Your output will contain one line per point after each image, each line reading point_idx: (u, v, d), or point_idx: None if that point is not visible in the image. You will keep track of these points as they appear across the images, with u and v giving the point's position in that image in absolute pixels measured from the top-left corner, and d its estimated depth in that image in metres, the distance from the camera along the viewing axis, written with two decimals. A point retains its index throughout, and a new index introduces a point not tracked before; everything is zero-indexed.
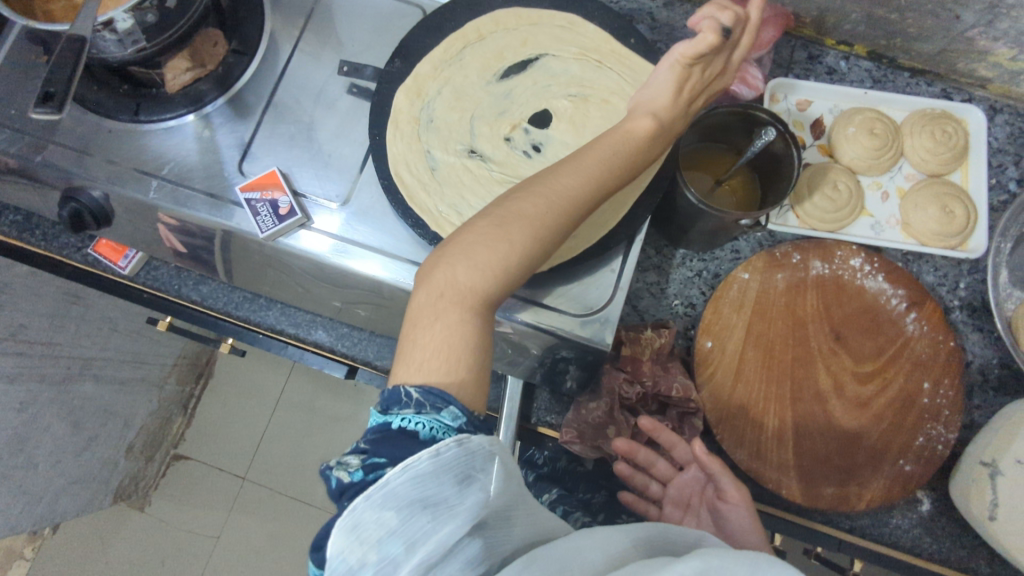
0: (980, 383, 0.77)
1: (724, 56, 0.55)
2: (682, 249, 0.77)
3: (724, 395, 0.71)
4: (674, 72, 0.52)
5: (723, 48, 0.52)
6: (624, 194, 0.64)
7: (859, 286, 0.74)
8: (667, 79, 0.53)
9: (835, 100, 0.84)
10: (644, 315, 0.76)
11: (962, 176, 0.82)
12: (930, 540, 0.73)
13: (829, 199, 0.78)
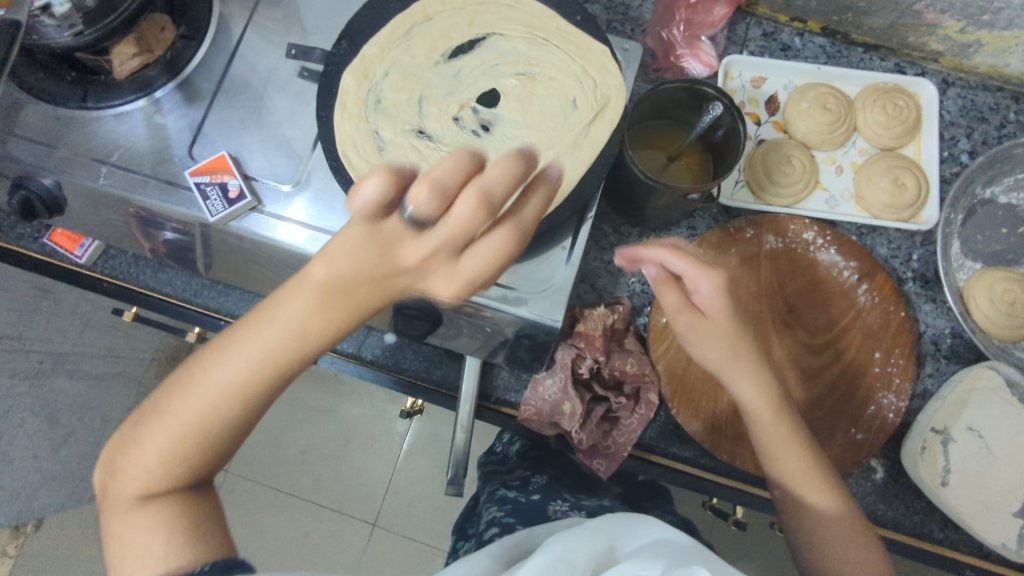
0: (933, 352, 0.78)
1: (455, 245, 0.40)
2: (638, 228, 0.79)
3: (679, 369, 0.72)
4: (434, 249, 0.41)
5: (453, 189, 0.39)
6: (573, 170, 0.64)
7: (812, 259, 0.76)
8: (361, 241, 0.42)
9: (789, 76, 0.85)
10: (602, 292, 0.77)
11: (915, 149, 0.83)
12: (885, 507, 0.75)
13: (782, 174, 0.79)
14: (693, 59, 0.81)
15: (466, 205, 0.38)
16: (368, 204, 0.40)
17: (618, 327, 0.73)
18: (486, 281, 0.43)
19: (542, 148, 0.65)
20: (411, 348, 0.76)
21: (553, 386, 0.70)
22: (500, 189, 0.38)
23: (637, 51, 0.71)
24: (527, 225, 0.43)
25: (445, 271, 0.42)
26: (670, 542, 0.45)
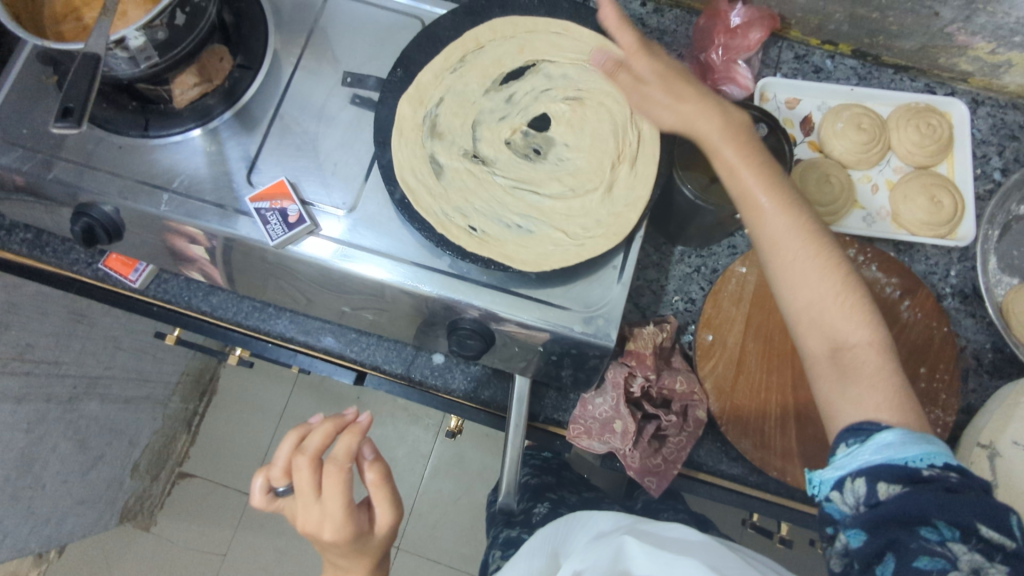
0: (974, 367, 0.79)
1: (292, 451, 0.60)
2: (680, 246, 0.80)
3: (727, 386, 0.73)
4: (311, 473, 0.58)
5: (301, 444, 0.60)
6: (625, 192, 0.65)
7: (854, 275, 0.77)
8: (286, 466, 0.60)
9: (822, 98, 0.87)
10: (646, 312, 0.79)
11: (948, 167, 0.85)
12: None
13: (821, 193, 0.80)
14: (730, 83, 0.83)
15: (312, 444, 0.58)
16: (258, 497, 0.62)
17: (665, 345, 0.74)
18: (337, 514, 0.57)
19: (593, 170, 0.66)
20: (459, 368, 0.77)
21: (604, 404, 0.70)
22: (316, 442, 0.58)
23: None
24: (340, 456, 0.58)
25: (321, 508, 0.57)
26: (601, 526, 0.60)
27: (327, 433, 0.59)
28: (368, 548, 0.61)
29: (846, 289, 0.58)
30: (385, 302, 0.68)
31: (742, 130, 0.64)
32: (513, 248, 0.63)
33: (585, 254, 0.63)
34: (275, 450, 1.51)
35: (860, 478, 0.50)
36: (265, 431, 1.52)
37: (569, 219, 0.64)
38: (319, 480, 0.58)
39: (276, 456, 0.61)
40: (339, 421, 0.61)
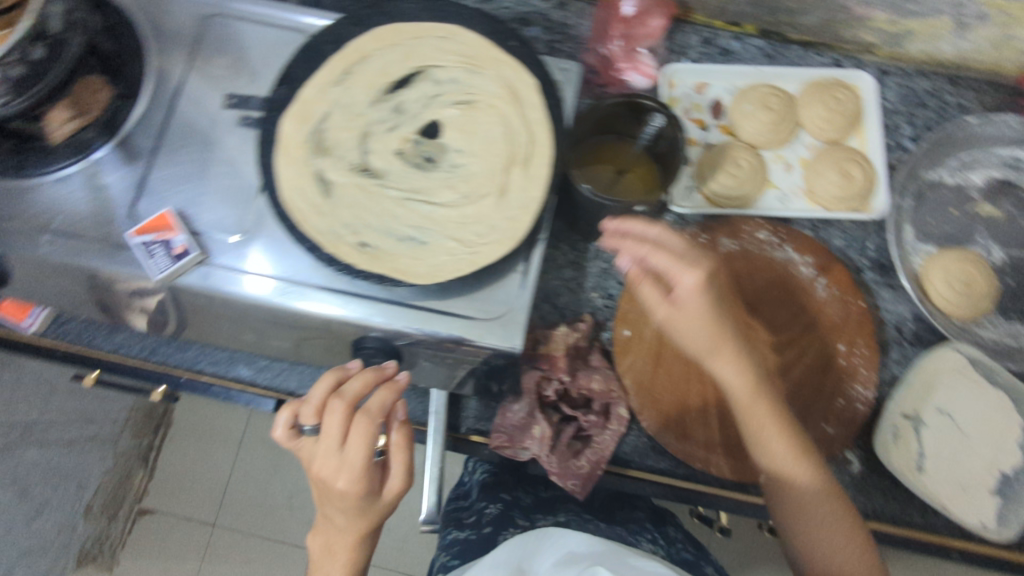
0: (896, 338, 0.79)
1: (326, 396, 0.59)
2: (594, 243, 0.80)
3: (646, 380, 0.73)
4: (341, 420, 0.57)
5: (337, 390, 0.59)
6: (520, 196, 0.64)
7: (767, 257, 0.77)
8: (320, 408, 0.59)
9: (731, 80, 0.86)
10: (564, 312, 0.77)
11: (860, 140, 0.85)
12: (864, 498, 0.75)
13: (731, 177, 0.80)
14: (634, 72, 0.83)
15: (351, 391, 0.58)
16: (280, 431, 0.59)
17: (580, 345, 0.74)
18: (359, 465, 0.56)
19: (486, 175, 0.65)
20: None
21: (518, 410, 0.71)
22: (354, 389, 0.58)
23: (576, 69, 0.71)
24: (374, 409, 0.58)
25: (343, 457, 0.57)
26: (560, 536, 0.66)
27: (365, 382, 0.59)
28: (372, 509, 0.60)
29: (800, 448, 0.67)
30: (287, 326, 0.66)
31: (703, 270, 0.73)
32: (407, 263, 0.62)
33: (479, 261, 0.62)
34: (234, 479, 1.43)
35: None
36: (224, 459, 1.44)
37: (463, 228, 0.63)
38: (347, 427, 0.57)
39: (308, 395, 0.59)
40: (379, 375, 0.60)
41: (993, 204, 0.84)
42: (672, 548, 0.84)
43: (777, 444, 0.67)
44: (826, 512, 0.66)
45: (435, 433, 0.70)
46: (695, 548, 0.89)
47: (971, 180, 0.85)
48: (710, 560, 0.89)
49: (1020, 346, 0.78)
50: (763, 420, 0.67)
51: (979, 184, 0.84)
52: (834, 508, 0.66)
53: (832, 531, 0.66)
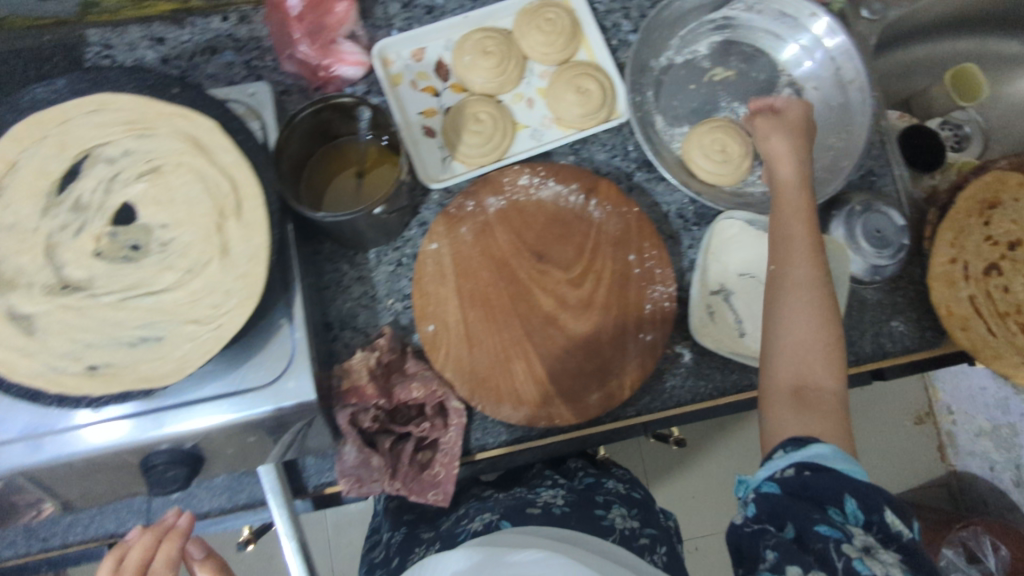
0: (683, 225, 0.82)
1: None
2: (371, 250, 0.77)
3: (466, 364, 0.72)
4: None
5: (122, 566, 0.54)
6: (242, 248, 0.59)
7: (536, 200, 0.76)
8: None
9: (445, 36, 0.83)
10: (366, 329, 0.75)
11: (586, 52, 0.84)
12: (703, 381, 0.79)
13: (476, 135, 0.78)
14: (340, 65, 0.77)
15: (131, 561, 0.54)
16: None
17: (387, 360, 0.71)
18: None
19: (200, 240, 0.59)
20: (202, 488, 0.71)
21: (352, 452, 0.67)
22: (137, 556, 0.55)
23: (264, 89, 0.67)
24: (162, 567, 0.54)
25: None
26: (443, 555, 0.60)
27: (146, 543, 0.55)
28: None
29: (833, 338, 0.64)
30: (61, 475, 0.60)
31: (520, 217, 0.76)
32: (148, 368, 0.56)
33: (226, 334, 0.57)
34: None
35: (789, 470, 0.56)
36: None
37: (196, 306, 0.57)
38: None
39: None
40: (164, 525, 0.57)
41: (723, 67, 0.87)
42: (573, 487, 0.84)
43: (809, 345, 0.63)
44: (821, 392, 0.62)
45: (280, 509, 0.66)
46: (592, 474, 0.90)
47: (697, 51, 0.88)
48: (609, 479, 0.89)
49: None
50: (816, 288, 0.65)
51: (704, 54, 0.87)
52: (825, 387, 0.62)
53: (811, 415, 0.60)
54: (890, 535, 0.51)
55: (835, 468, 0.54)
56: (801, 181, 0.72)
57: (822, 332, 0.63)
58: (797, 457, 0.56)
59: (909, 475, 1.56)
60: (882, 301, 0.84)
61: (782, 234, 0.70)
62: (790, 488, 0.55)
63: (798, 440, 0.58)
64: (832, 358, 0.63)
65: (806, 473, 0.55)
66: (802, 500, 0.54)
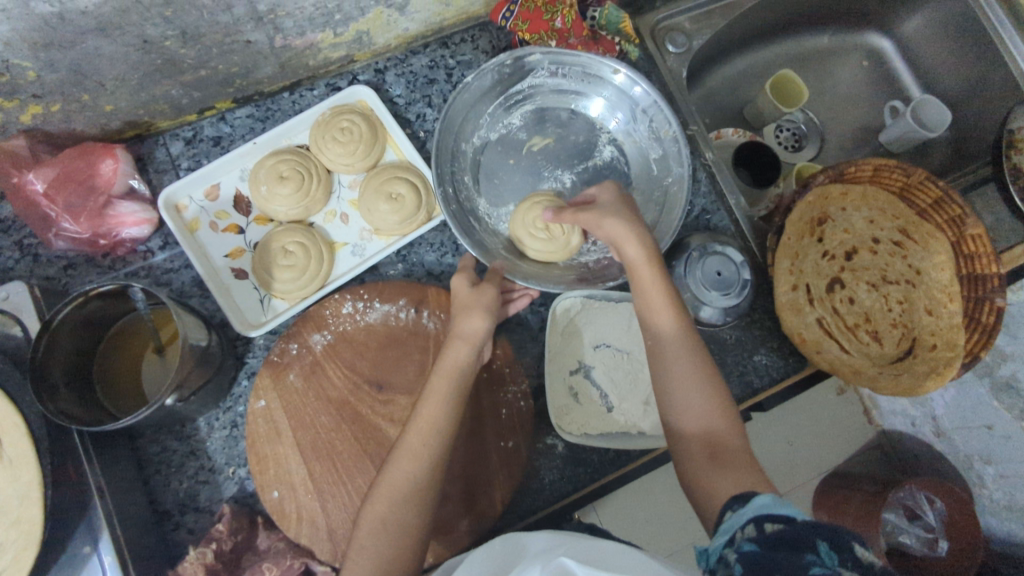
0: (529, 309, 0.79)
1: None
2: (199, 419, 0.70)
3: (321, 524, 0.66)
4: None
5: None
6: (8, 491, 0.51)
7: (364, 325, 0.72)
8: None
9: (238, 167, 0.77)
10: (210, 508, 0.69)
11: (393, 152, 0.81)
12: (583, 467, 0.75)
13: (288, 270, 0.73)
14: (120, 227, 0.71)
15: None
16: None
17: (230, 546, 0.64)
18: None
19: None
20: None
21: None
22: None
23: (20, 288, 0.60)
24: None
25: None
26: None
27: None
28: None
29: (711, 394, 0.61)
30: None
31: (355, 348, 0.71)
32: None
33: None
34: None
35: (750, 526, 0.46)
36: None
37: None
38: None
39: None
40: None
41: (540, 135, 0.85)
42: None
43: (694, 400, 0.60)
44: (727, 451, 0.57)
45: None
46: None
47: (511, 124, 0.85)
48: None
49: None
50: (690, 348, 0.62)
51: (517, 126, 0.85)
52: (732, 444, 0.57)
53: (736, 469, 0.55)
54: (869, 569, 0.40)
55: (795, 515, 0.44)
56: (647, 257, 0.66)
57: (711, 390, 0.60)
58: (752, 512, 0.47)
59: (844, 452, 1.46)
60: (740, 337, 0.84)
61: (650, 305, 0.65)
62: (764, 541, 0.44)
63: (742, 496, 0.50)
64: (725, 414, 0.59)
65: (771, 528, 0.44)
66: (781, 552, 0.42)
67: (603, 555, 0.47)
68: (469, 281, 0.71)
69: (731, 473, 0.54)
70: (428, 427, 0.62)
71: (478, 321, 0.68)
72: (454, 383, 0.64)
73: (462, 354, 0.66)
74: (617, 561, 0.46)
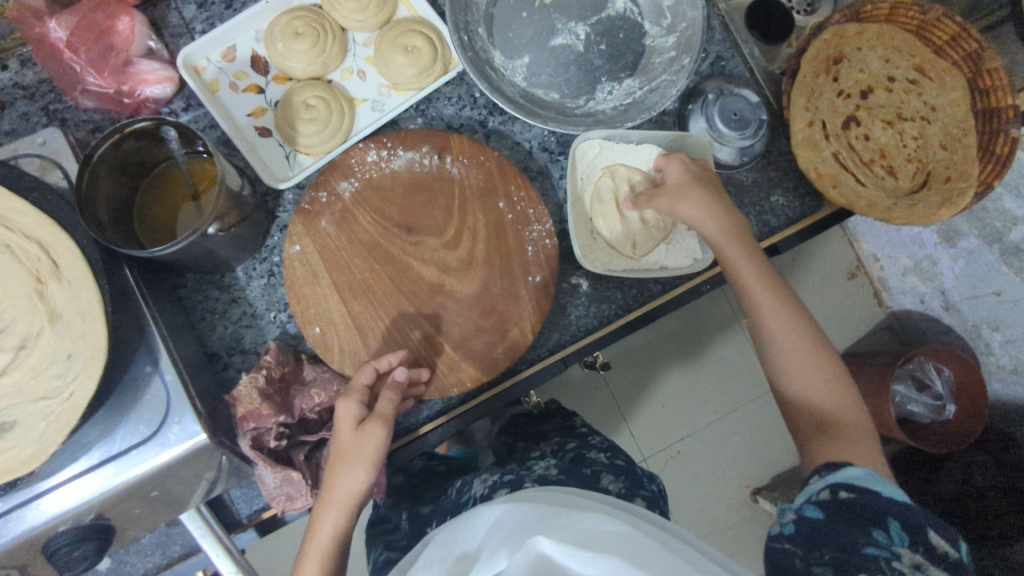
0: (549, 158, 0.81)
1: None
2: (238, 267, 0.73)
3: (364, 355, 0.70)
4: None
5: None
6: (70, 312, 0.54)
7: (390, 172, 0.74)
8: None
9: (253, 27, 0.78)
10: (256, 349, 0.73)
11: (406, 8, 0.81)
12: (605, 304, 0.79)
13: (311, 122, 0.74)
14: (142, 86, 0.72)
15: None
16: None
17: (279, 377, 0.69)
18: None
19: (25, 313, 0.54)
20: (131, 554, 0.69)
21: (270, 475, 0.66)
22: None
23: (55, 134, 0.61)
24: None
25: None
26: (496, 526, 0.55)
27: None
28: None
29: (826, 363, 0.66)
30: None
31: (381, 189, 0.74)
32: (6, 461, 0.52)
33: (82, 401, 0.53)
34: None
35: (841, 493, 0.57)
36: None
37: (38, 382, 0.53)
38: None
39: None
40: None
41: None
42: (561, 455, 0.80)
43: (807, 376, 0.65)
44: (840, 425, 0.63)
45: (215, 549, 0.66)
46: (571, 443, 0.85)
47: None
48: (591, 443, 0.84)
49: (637, 98, 0.82)
50: (797, 342, 0.67)
51: None
52: (851, 427, 0.63)
53: (853, 442, 0.61)
54: (940, 557, 0.53)
55: (862, 486, 0.56)
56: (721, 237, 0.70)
57: (788, 313, 0.68)
58: (832, 481, 0.58)
59: (854, 329, 1.51)
60: (757, 179, 0.85)
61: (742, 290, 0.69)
62: (831, 510, 0.56)
63: (831, 463, 0.60)
64: (832, 374, 0.65)
65: (843, 495, 0.57)
66: (852, 523, 0.55)
67: (560, 522, 0.52)
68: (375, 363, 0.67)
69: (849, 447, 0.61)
70: (331, 539, 0.63)
71: (358, 473, 0.63)
72: (353, 506, 0.64)
73: (357, 483, 0.63)
74: (629, 543, 0.50)
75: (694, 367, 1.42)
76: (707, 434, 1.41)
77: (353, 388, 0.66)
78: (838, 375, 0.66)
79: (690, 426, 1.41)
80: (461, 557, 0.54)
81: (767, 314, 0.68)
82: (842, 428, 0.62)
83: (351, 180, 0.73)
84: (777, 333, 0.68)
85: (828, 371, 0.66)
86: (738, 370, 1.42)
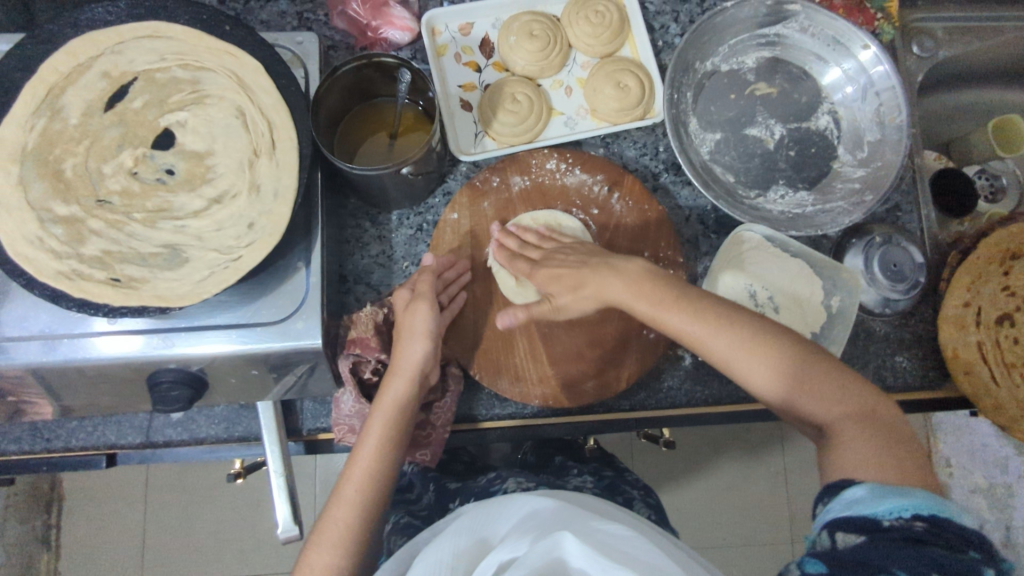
0: (702, 232, 0.83)
1: None
2: (395, 211, 0.79)
3: (470, 336, 0.74)
4: None
5: None
6: (266, 187, 0.60)
7: (560, 184, 0.78)
8: None
9: (494, 15, 0.85)
10: (379, 287, 0.77)
11: (631, 48, 0.85)
12: (701, 387, 0.78)
13: (510, 114, 0.80)
14: (388, 28, 0.80)
15: None
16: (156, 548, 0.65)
17: (393, 319, 0.74)
18: None
19: (233, 173, 0.60)
20: (202, 415, 0.74)
21: (349, 401, 0.70)
22: None
23: (311, 39, 0.69)
24: None
25: None
26: (536, 511, 0.57)
27: None
28: None
29: (782, 357, 0.60)
30: (87, 381, 0.63)
31: (542, 193, 0.78)
32: (164, 289, 0.57)
33: (243, 266, 0.58)
34: (152, 537, 1.31)
35: (824, 533, 0.48)
36: (136, 519, 1.31)
37: (219, 232, 0.59)
38: None
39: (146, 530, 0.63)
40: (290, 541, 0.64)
41: (767, 83, 0.88)
42: (597, 481, 0.83)
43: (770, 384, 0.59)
44: (836, 425, 0.56)
45: (272, 445, 0.69)
46: (608, 471, 0.88)
47: (745, 63, 0.88)
48: (628, 479, 0.87)
49: (807, 212, 0.83)
50: (754, 357, 0.60)
51: (750, 67, 0.88)
52: (832, 412, 0.57)
53: (864, 438, 0.54)
54: (938, 533, 0.43)
55: (862, 514, 0.46)
56: (647, 272, 0.66)
57: (722, 327, 0.61)
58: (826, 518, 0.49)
59: None
60: (889, 334, 0.84)
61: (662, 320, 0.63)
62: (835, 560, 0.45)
63: (834, 488, 0.51)
64: (782, 362, 0.60)
65: (839, 537, 0.46)
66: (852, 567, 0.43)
67: (582, 528, 0.51)
68: (421, 335, 0.66)
69: (880, 451, 0.53)
70: (340, 534, 0.61)
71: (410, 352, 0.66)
72: (370, 489, 0.63)
73: (378, 461, 0.63)
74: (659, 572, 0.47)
75: (729, 485, 1.37)
76: (715, 559, 1.35)
77: (401, 365, 0.66)
78: (810, 367, 0.59)
79: (703, 544, 1.36)
80: (481, 539, 0.56)
81: (734, 362, 0.61)
82: (830, 431, 0.57)
83: (522, 177, 0.78)
84: (722, 351, 0.61)
85: (783, 360, 0.60)
86: (771, 509, 1.37)
